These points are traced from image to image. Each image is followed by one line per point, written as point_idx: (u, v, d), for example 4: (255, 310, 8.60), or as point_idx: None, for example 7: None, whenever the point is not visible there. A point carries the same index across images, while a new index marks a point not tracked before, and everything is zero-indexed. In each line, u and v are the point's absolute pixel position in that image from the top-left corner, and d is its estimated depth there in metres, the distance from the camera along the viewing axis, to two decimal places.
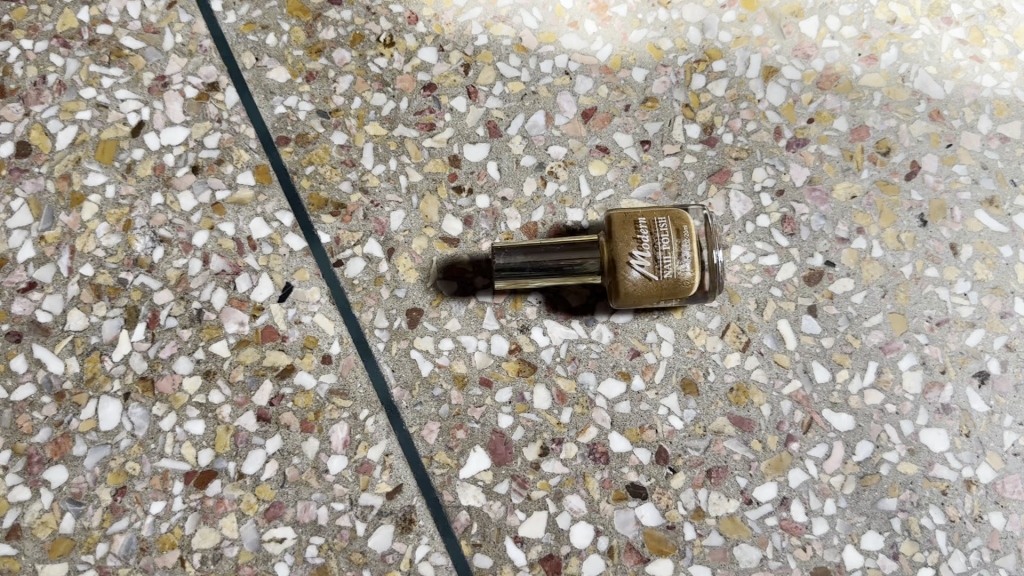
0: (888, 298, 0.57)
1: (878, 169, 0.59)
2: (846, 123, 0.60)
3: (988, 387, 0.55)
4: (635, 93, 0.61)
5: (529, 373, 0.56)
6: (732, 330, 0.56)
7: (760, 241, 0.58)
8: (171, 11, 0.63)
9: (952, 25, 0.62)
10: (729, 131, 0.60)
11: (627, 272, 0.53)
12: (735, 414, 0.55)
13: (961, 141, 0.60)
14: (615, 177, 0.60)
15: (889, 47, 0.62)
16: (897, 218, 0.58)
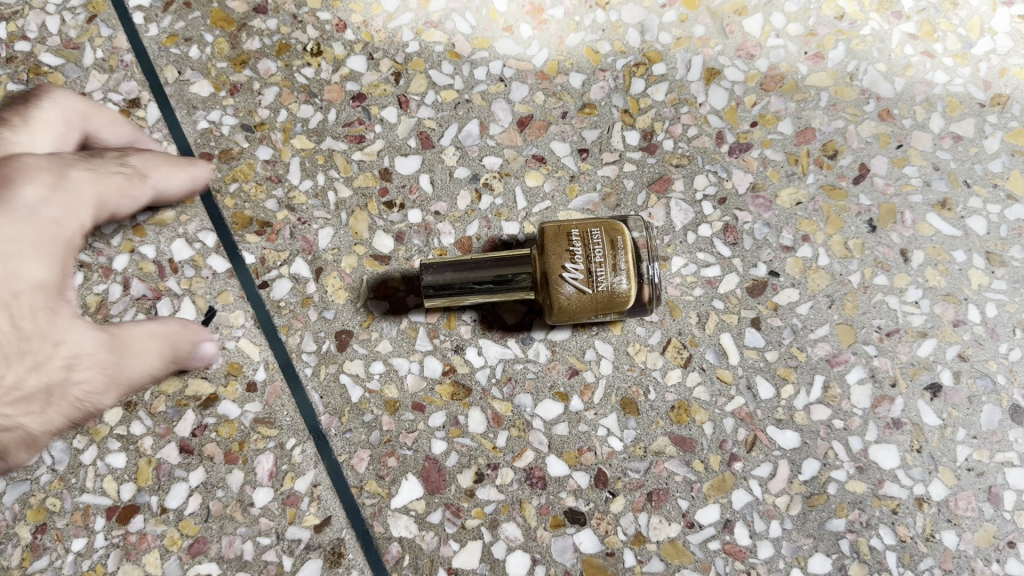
0: (835, 308, 0.54)
1: (825, 173, 0.57)
2: (791, 125, 0.58)
3: (941, 399, 0.53)
4: (572, 99, 0.59)
5: (463, 396, 0.53)
6: (673, 345, 0.54)
7: (701, 251, 0.55)
8: (91, 25, 0.60)
9: (903, 20, 0.60)
10: (669, 137, 0.58)
11: (561, 286, 0.50)
12: (677, 433, 0.53)
13: (912, 141, 0.58)
14: (552, 189, 0.58)
15: (836, 44, 0.59)
16: (844, 224, 0.56)
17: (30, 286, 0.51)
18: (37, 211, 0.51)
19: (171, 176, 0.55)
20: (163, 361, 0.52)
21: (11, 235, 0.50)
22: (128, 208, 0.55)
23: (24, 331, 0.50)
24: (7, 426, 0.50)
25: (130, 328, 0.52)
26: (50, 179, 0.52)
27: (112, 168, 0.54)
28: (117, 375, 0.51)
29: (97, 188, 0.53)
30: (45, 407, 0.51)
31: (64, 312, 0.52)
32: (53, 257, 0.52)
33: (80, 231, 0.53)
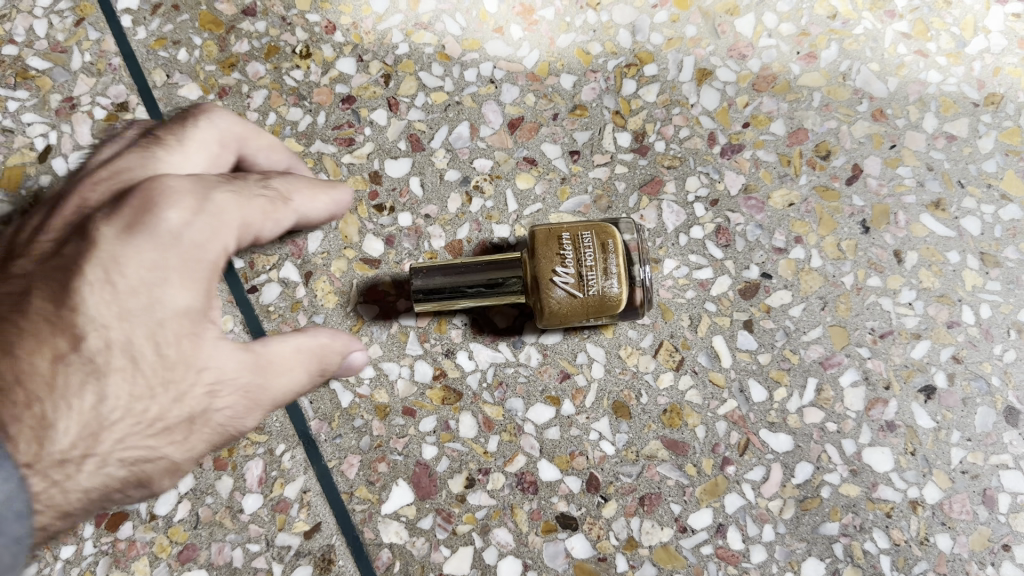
0: (828, 310, 0.54)
1: (818, 174, 0.56)
2: (783, 126, 0.57)
3: (935, 402, 0.53)
4: (563, 100, 0.58)
5: (454, 400, 0.53)
6: (665, 348, 0.53)
7: (693, 253, 0.55)
8: (78, 28, 0.60)
9: (896, 19, 0.59)
10: (661, 138, 0.57)
11: (552, 290, 0.50)
12: (669, 437, 0.52)
13: (906, 141, 0.57)
14: (543, 191, 0.57)
15: (829, 44, 0.59)
16: (837, 225, 0.56)
17: (179, 313, 0.41)
18: (185, 236, 0.41)
19: (314, 199, 0.50)
20: (309, 375, 0.46)
21: (162, 258, 0.41)
22: (269, 234, 0.47)
23: (172, 360, 0.41)
24: (149, 458, 0.41)
25: (272, 342, 0.45)
26: (192, 200, 0.42)
27: (256, 190, 0.46)
28: (261, 395, 0.44)
29: (241, 211, 0.44)
30: (187, 436, 0.42)
31: (210, 335, 0.42)
32: (199, 281, 0.42)
33: (224, 255, 0.43)
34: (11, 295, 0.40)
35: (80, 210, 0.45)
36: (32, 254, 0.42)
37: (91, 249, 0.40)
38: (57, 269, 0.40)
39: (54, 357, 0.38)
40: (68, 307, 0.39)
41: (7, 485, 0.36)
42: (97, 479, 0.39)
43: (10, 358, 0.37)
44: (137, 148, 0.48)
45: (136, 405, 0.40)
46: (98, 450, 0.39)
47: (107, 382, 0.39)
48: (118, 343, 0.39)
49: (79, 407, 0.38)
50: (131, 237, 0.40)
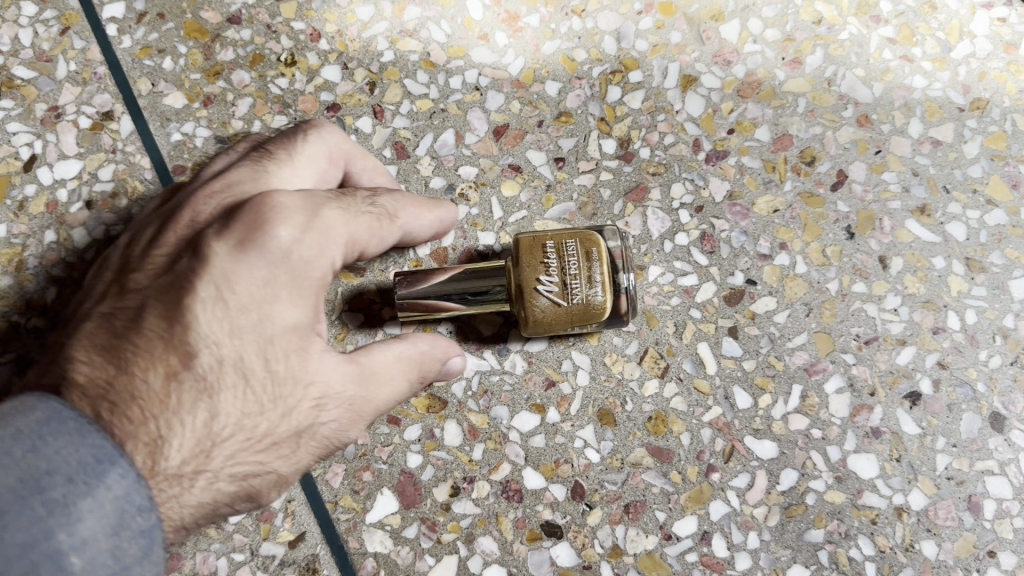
0: (813, 317, 0.54)
1: (802, 180, 0.56)
2: (768, 132, 0.57)
3: (920, 408, 0.53)
4: (548, 107, 0.58)
5: (439, 408, 0.53)
6: (650, 355, 0.53)
7: (678, 260, 0.55)
8: (64, 37, 0.60)
9: (881, 24, 0.59)
10: (646, 145, 0.57)
11: (535, 298, 0.49)
12: (654, 444, 0.52)
13: (890, 147, 0.57)
14: (528, 198, 0.57)
15: (814, 50, 0.59)
16: (822, 231, 0.55)
17: (287, 329, 0.43)
18: (294, 252, 0.44)
19: (416, 216, 0.52)
20: (410, 384, 0.47)
21: (271, 278, 0.43)
22: (374, 248, 0.50)
23: (280, 377, 0.43)
24: (258, 472, 0.43)
25: (376, 352, 0.46)
26: (302, 218, 0.45)
27: (364, 207, 0.49)
28: (364, 406, 0.46)
29: (347, 226, 0.47)
30: (295, 449, 0.44)
31: (315, 348, 0.44)
32: (307, 296, 0.44)
33: (331, 269, 0.46)
34: (132, 310, 0.43)
35: (193, 225, 0.48)
36: (151, 268, 0.46)
37: (204, 266, 0.43)
38: (170, 289, 0.43)
39: (168, 375, 0.40)
40: (181, 325, 0.41)
41: (126, 480, 0.36)
42: (208, 494, 0.41)
43: (128, 377, 0.40)
44: (250, 162, 0.51)
45: (247, 420, 0.42)
46: (210, 466, 0.41)
47: (218, 399, 0.41)
48: (229, 359, 0.42)
49: (196, 422, 0.40)
50: (242, 256, 0.43)
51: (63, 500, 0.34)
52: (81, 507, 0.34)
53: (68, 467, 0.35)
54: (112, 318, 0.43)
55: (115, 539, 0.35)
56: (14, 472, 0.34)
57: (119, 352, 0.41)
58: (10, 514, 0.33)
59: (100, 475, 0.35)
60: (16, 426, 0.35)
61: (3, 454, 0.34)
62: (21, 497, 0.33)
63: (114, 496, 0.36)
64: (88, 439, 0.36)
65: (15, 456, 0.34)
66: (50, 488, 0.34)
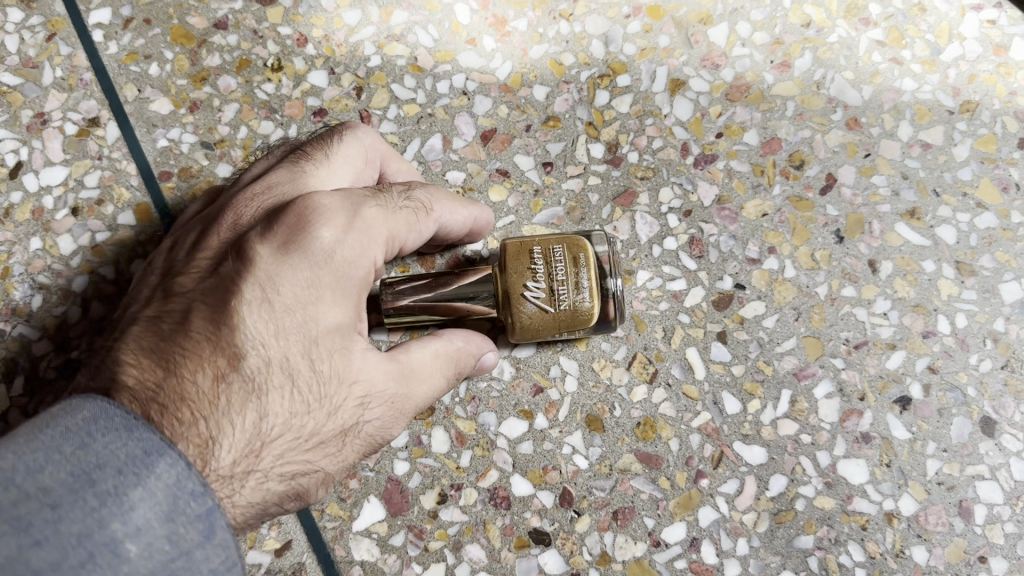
0: (802, 321, 0.54)
1: (791, 184, 0.56)
2: (757, 136, 0.57)
3: (910, 413, 0.52)
4: (536, 111, 0.58)
5: (426, 415, 0.52)
6: (639, 360, 0.53)
7: (667, 264, 0.55)
8: (50, 43, 0.60)
9: (870, 26, 0.59)
10: (634, 149, 0.57)
11: (523, 305, 0.49)
12: (642, 450, 0.52)
13: (880, 150, 0.57)
14: (516, 203, 0.57)
15: (802, 53, 0.59)
16: (811, 235, 0.55)
17: (332, 329, 0.42)
18: (337, 253, 0.43)
19: (452, 209, 0.50)
20: (447, 380, 0.47)
21: (315, 278, 0.42)
22: (412, 242, 0.48)
23: (326, 377, 0.42)
24: (306, 470, 0.42)
25: (415, 350, 0.46)
26: (344, 218, 0.43)
27: (400, 202, 0.47)
28: (405, 403, 0.45)
29: (389, 223, 0.45)
30: (340, 447, 0.43)
31: (358, 346, 0.43)
32: (350, 296, 0.43)
33: (373, 268, 0.44)
34: (178, 313, 0.42)
35: (235, 228, 0.47)
36: (196, 271, 0.45)
37: (248, 267, 0.42)
38: (215, 291, 0.42)
39: (216, 376, 0.39)
40: (227, 327, 0.40)
41: (176, 469, 0.35)
42: (258, 494, 0.40)
43: (176, 380, 0.39)
44: (288, 165, 0.50)
45: (294, 420, 0.41)
46: (260, 466, 0.40)
47: (267, 399, 0.40)
48: (276, 361, 0.41)
49: (246, 423, 0.39)
50: (286, 257, 0.42)
51: (114, 490, 0.33)
52: (132, 497, 0.34)
53: (117, 460, 0.34)
54: (157, 321, 0.42)
55: (170, 524, 0.34)
56: (65, 468, 0.33)
57: (166, 355, 0.40)
58: (63, 507, 0.32)
59: (149, 465, 0.35)
60: (64, 425, 0.35)
61: (53, 452, 0.34)
62: (73, 490, 0.33)
63: (165, 485, 0.35)
64: (136, 432, 0.35)
65: (65, 452, 0.34)
66: (100, 480, 0.33)
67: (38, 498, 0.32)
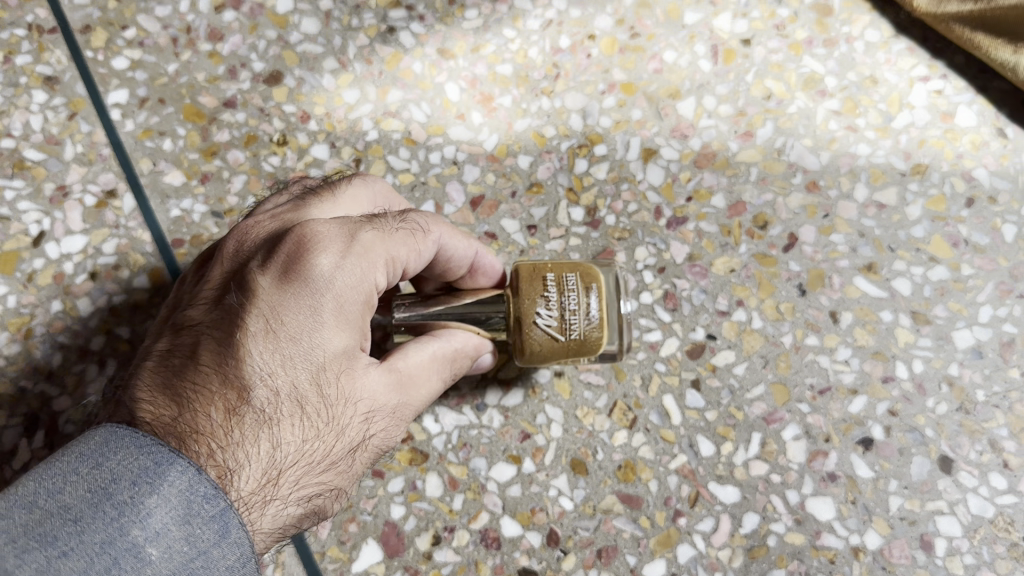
0: (769, 368, 0.58)
1: (756, 243, 0.61)
2: (723, 199, 0.62)
3: (872, 453, 0.56)
4: (521, 179, 0.63)
5: (421, 461, 0.56)
6: (619, 408, 0.57)
7: (643, 317, 0.59)
8: (71, 122, 0.65)
9: (827, 97, 0.65)
10: (612, 213, 0.62)
11: (533, 329, 0.50)
12: (623, 491, 0.55)
13: (838, 211, 0.62)
14: (503, 263, 0.61)
15: (764, 123, 0.64)
16: (776, 289, 0.60)
17: (337, 353, 0.43)
18: (338, 279, 0.43)
19: (455, 235, 0.52)
20: (442, 380, 0.50)
21: (316, 305, 0.43)
22: (415, 263, 0.49)
23: (333, 399, 0.43)
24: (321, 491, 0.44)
25: (411, 355, 0.48)
26: (342, 243, 0.44)
27: (396, 225, 0.48)
28: (406, 410, 0.47)
29: (386, 244, 0.46)
30: (350, 464, 0.45)
31: (362, 366, 0.45)
32: (353, 321, 0.44)
33: (375, 290, 0.46)
34: (187, 345, 0.43)
35: (238, 256, 0.47)
36: (202, 302, 0.45)
37: (252, 300, 0.43)
38: (222, 323, 0.43)
39: (227, 410, 0.40)
40: (235, 359, 0.41)
41: (187, 475, 0.38)
42: (279, 519, 0.42)
43: (190, 414, 0.40)
44: (292, 202, 0.51)
45: (306, 445, 0.42)
46: (278, 493, 0.41)
47: (279, 428, 0.41)
48: (284, 392, 0.42)
49: (260, 452, 0.41)
50: (289, 287, 0.43)
51: (131, 500, 0.37)
52: (147, 503, 0.37)
53: (130, 473, 0.37)
54: (168, 355, 0.43)
55: (188, 526, 0.37)
56: (82, 485, 0.37)
57: (178, 391, 0.41)
58: (84, 520, 0.36)
59: (160, 474, 0.37)
60: (78, 449, 0.38)
61: (70, 474, 0.37)
62: (93, 504, 0.36)
63: (178, 489, 0.37)
64: (144, 446, 0.38)
65: (80, 473, 0.37)
66: (117, 492, 0.36)
67: (60, 515, 0.36)
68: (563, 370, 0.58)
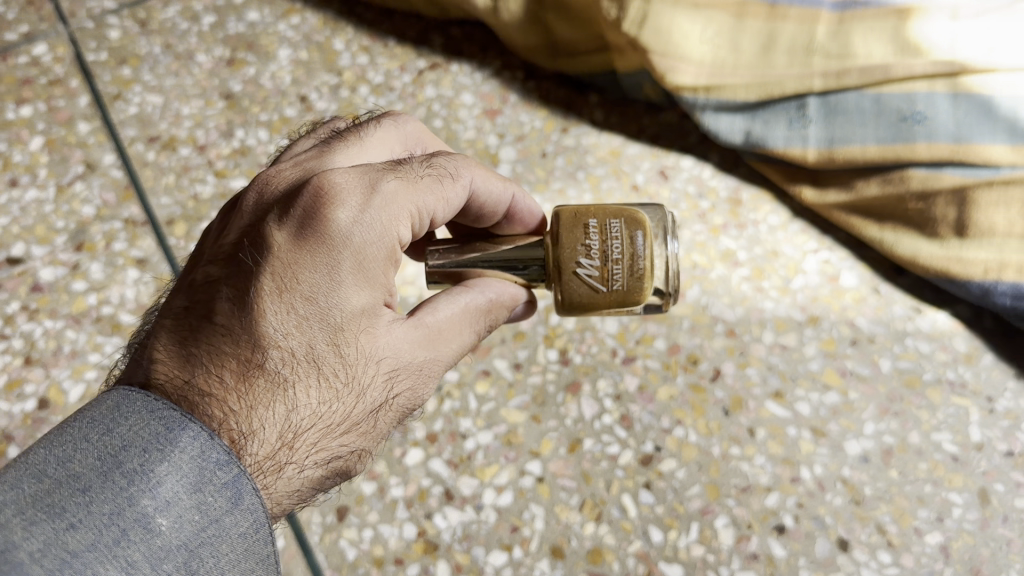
0: (703, 472, 0.75)
1: (690, 375, 0.79)
2: (664, 343, 0.81)
3: (785, 536, 0.72)
4: (508, 328, 0.82)
5: (433, 550, 0.72)
6: (588, 504, 0.73)
7: (605, 434, 0.77)
8: (159, 293, 0.85)
9: (739, 266, 0.86)
10: (579, 353, 0.81)
11: (577, 277, 0.65)
12: (593, 570, 0.71)
13: (751, 350, 0.81)
14: (496, 392, 0.79)
15: (693, 286, 0.85)
16: (705, 410, 0.78)
17: (352, 313, 0.56)
18: (355, 233, 0.57)
19: (484, 180, 0.67)
20: (472, 334, 0.64)
21: (332, 266, 0.56)
22: (444, 208, 0.63)
23: (349, 359, 0.56)
24: (335, 457, 0.56)
25: (436, 313, 0.61)
26: (359, 200, 0.58)
27: (423, 172, 0.62)
28: (429, 368, 0.60)
29: (410, 196, 0.60)
30: (369, 426, 0.57)
31: (380, 328, 0.58)
32: (370, 277, 0.57)
33: (396, 243, 0.59)
34: (207, 304, 0.55)
35: (254, 211, 0.60)
36: (220, 261, 0.58)
37: (270, 259, 0.55)
38: (240, 282, 0.56)
39: (240, 374, 0.53)
40: (255, 320, 0.54)
41: (198, 440, 0.49)
42: (293, 482, 0.54)
43: (204, 378, 0.52)
44: (315, 153, 0.65)
45: (318, 409, 0.54)
46: (294, 453, 0.54)
47: (293, 389, 0.53)
48: (301, 353, 0.54)
49: (275, 415, 0.53)
50: (306, 248, 0.56)
51: (140, 468, 0.47)
52: (158, 473, 0.47)
53: (140, 441, 0.48)
54: (187, 315, 0.55)
55: (197, 496, 0.48)
56: (95, 455, 0.47)
57: (194, 354, 0.53)
58: (93, 491, 0.45)
59: (170, 441, 0.48)
60: (90, 419, 0.48)
61: (83, 444, 0.47)
62: (102, 475, 0.46)
63: (189, 456, 0.48)
64: (155, 412, 0.49)
65: (92, 442, 0.47)
66: (126, 462, 0.47)
67: (71, 486, 0.45)
68: (544, 476, 0.75)
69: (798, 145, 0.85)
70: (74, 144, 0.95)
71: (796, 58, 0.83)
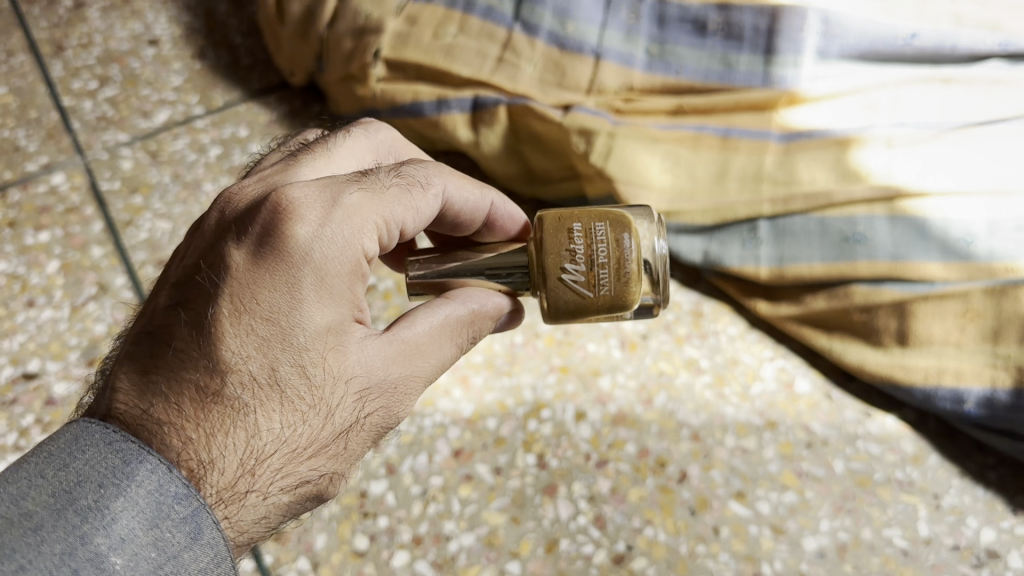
0: (672, 569, 0.80)
1: (659, 477, 0.86)
2: (634, 447, 0.88)
3: None
4: (489, 435, 0.88)
5: None
6: None
7: (580, 534, 0.82)
8: None
9: (701, 374, 0.93)
10: (555, 457, 0.87)
11: (565, 283, 0.69)
12: None
13: (714, 454, 0.87)
14: (478, 495, 0.84)
15: (660, 393, 0.92)
16: (673, 511, 0.84)
17: (315, 331, 0.59)
18: (314, 249, 0.60)
19: (453, 185, 0.72)
20: (452, 346, 0.67)
21: (291, 284, 0.59)
22: (411, 217, 0.67)
23: (315, 380, 0.58)
24: (300, 483, 0.59)
25: (410, 330, 0.64)
26: (319, 215, 0.61)
27: (390, 183, 0.66)
28: (403, 386, 0.63)
29: (373, 209, 0.63)
30: (338, 449, 0.61)
31: (349, 345, 0.60)
32: (333, 294, 0.60)
33: (360, 255, 0.62)
34: (167, 330, 0.59)
35: (218, 223, 0.64)
36: (178, 284, 0.62)
37: (229, 282, 0.59)
38: (201, 304, 0.59)
39: (198, 404, 0.56)
40: (214, 345, 0.57)
41: (155, 474, 0.53)
42: (259, 509, 0.58)
43: (161, 408, 0.56)
44: (279, 168, 0.70)
45: (280, 437, 0.58)
46: (257, 479, 0.57)
47: (253, 416, 0.57)
48: (262, 377, 0.57)
49: (236, 444, 0.56)
50: (264, 269, 0.59)
51: (93, 505, 0.51)
52: (114, 510, 0.51)
53: (96, 475, 0.52)
54: (148, 339, 0.59)
55: (153, 532, 0.52)
56: (49, 492, 0.51)
57: (153, 387, 0.57)
58: (45, 529, 0.49)
59: (128, 476, 0.52)
60: (47, 454, 0.53)
61: (39, 479, 0.51)
62: (57, 512, 0.50)
63: (146, 491, 0.52)
64: (112, 444, 0.53)
65: (47, 477, 0.52)
66: (81, 499, 0.51)
67: (25, 523, 0.49)
68: None
69: (751, 264, 0.94)
70: (87, 267, 1.03)
71: (747, 185, 0.93)
